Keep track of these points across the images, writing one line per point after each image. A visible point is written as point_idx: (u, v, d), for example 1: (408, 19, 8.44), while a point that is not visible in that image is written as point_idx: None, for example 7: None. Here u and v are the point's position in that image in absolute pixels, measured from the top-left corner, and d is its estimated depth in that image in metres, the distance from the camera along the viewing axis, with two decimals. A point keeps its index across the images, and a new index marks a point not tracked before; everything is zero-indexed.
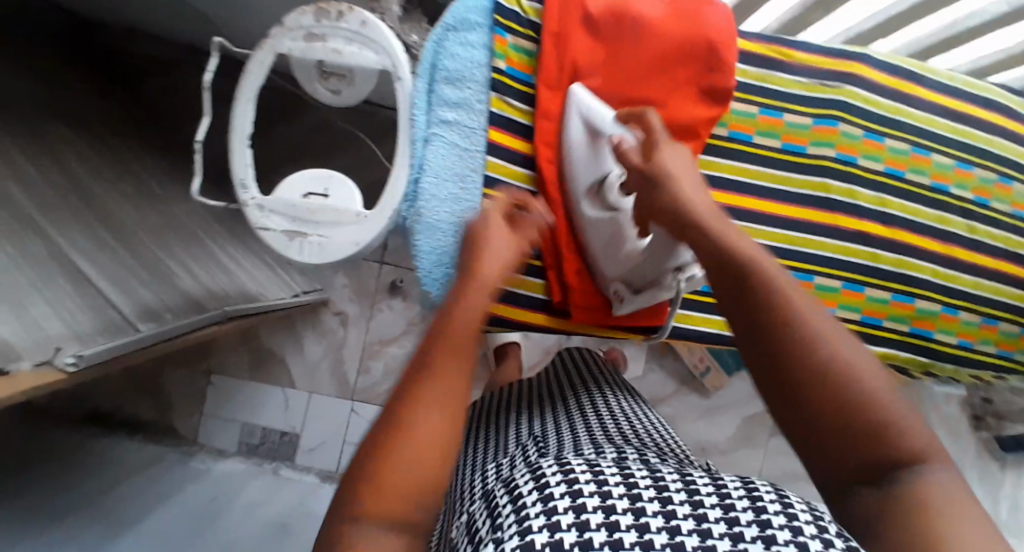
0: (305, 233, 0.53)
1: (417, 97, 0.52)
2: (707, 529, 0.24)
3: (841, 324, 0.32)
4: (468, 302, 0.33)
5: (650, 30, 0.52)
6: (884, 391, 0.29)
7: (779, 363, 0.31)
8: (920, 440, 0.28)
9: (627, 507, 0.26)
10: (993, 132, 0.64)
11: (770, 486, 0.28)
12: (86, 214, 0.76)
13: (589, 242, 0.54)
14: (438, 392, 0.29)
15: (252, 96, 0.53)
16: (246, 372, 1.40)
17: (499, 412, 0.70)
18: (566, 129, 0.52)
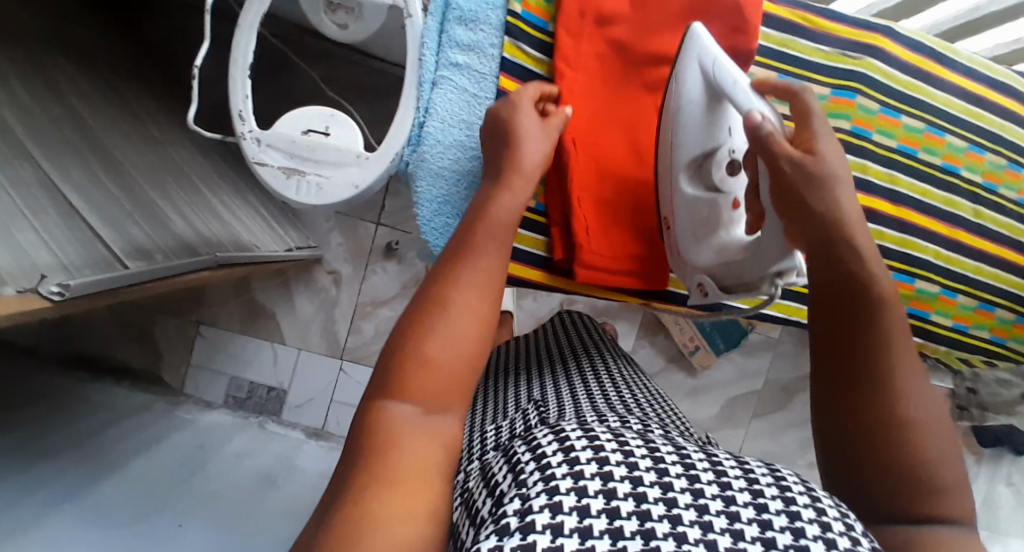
0: (303, 171, 0.51)
1: (428, 37, 0.50)
2: (711, 520, 0.24)
3: (928, 391, 0.37)
4: (470, 274, 0.37)
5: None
6: (939, 448, 0.34)
7: (860, 403, 0.37)
8: (955, 497, 0.33)
9: (632, 488, 0.26)
10: (1010, 119, 0.63)
11: (774, 477, 0.29)
12: (78, 146, 0.73)
13: (676, 221, 0.52)
14: (443, 351, 0.33)
15: (256, 23, 0.51)
16: (236, 326, 1.39)
17: (498, 373, 0.69)
18: (682, 84, 0.48)
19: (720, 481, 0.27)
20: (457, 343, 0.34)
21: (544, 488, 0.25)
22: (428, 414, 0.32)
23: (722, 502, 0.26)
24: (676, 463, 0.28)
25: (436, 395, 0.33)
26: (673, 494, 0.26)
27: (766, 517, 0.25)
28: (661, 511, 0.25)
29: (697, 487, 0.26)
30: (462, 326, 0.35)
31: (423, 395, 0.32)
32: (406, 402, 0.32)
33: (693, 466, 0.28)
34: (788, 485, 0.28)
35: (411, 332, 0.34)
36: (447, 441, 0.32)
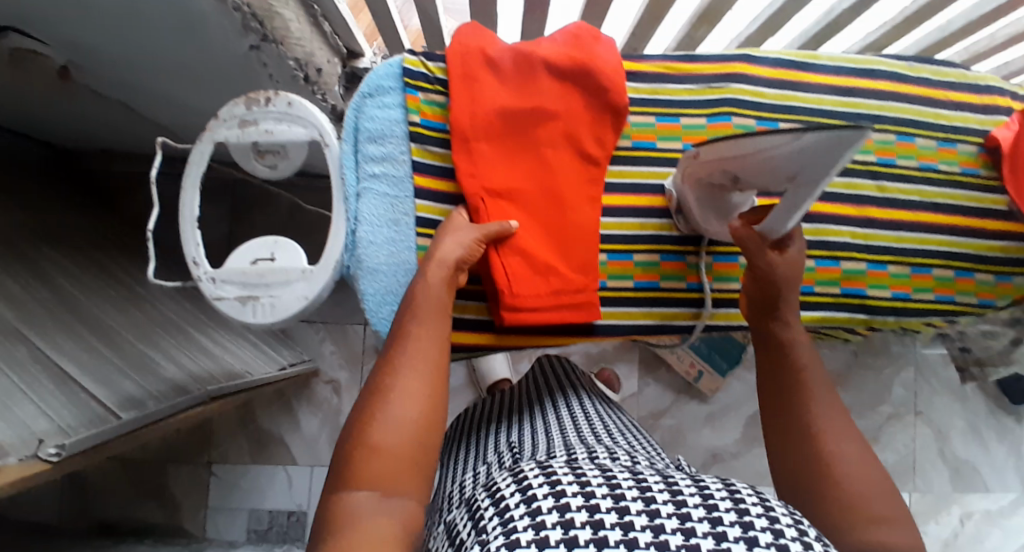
0: (256, 296, 0.56)
1: (345, 158, 0.58)
2: (659, 524, 0.34)
3: (868, 454, 0.45)
4: (407, 361, 0.45)
5: (548, 65, 0.59)
6: (864, 486, 0.43)
7: (801, 461, 0.46)
8: (891, 531, 0.41)
9: (584, 520, 0.34)
10: (884, 99, 0.68)
11: (727, 496, 0.37)
12: (67, 320, 0.80)
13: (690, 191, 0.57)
14: (391, 436, 0.41)
15: (197, 181, 0.58)
16: (247, 457, 1.39)
17: (480, 419, 0.75)
18: (743, 146, 0.46)
19: (648, 508, 0.35)
20: (402, 427, 0.41)
21: (505, 541, 0.33)
22: (384, 497, 0.39)
23: (679, 520, 0.34)
24: (636, 499, 0.36)
25: (395, 477, 0.40)
26: (629, 518, 0.34)
27: (722, 531, 0.33)
28: (617, 535, 0.33)
29: (656, 523, 0.34)
30: (405, 409, 0.42)
31: (380, 481, 0.39)
32: (364, 489, 0.39)
33: (653, 501, 0.36)
34: (755, 539, 0.33)
35: (362, 422, 0.42)
36: (406, 524, 0.38)
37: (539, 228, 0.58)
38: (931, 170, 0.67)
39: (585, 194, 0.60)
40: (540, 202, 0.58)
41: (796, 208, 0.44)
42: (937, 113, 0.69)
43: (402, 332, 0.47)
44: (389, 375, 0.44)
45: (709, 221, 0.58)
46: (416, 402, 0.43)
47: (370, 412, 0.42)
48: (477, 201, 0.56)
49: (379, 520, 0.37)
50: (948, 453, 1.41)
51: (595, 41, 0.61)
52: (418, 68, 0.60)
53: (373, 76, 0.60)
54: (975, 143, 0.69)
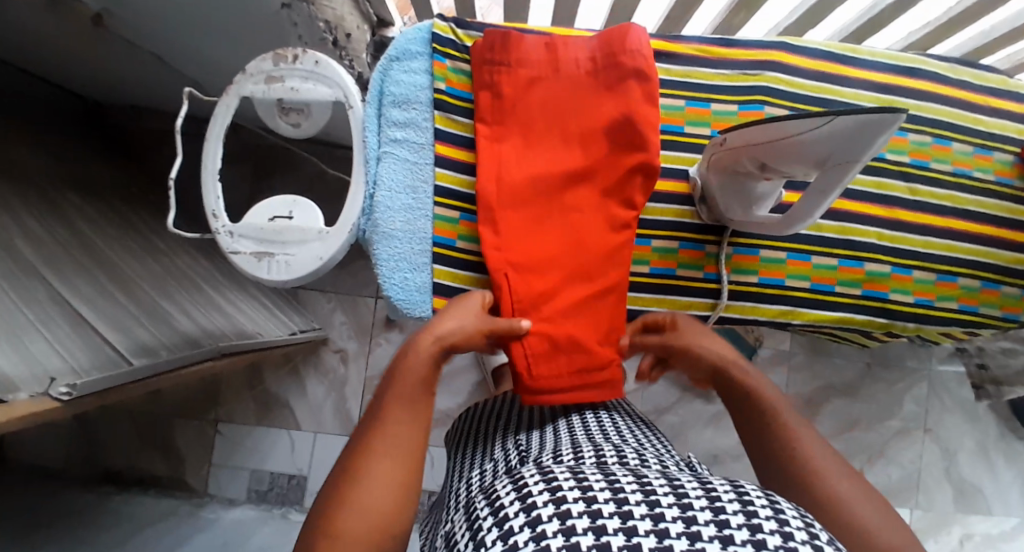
0: (272, 253, 0.56)
1: (369, 122, 0.57)
2: (663, 530, 0.30)
3: (868, 493, 0.39)
4: (381, 446, 0.40)
5: (579, 62, 0.57)
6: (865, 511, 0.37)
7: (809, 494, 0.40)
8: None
9: (587, 528, 0.30)
10: (924, 98, 0.66)
11: (731, 489, 0.34)
12: (86, 265, 0.81)
13: (716, 179, 0.55)
14: (352, 523, 0.36)
15: (221, 134, 0.58)
16: (252, 418, 1.42)
17: (491, 419, 0.68)
18: (777, 128, 0.44)
19: (652, 513, 0.31)
20: (370, 512, 0.36)
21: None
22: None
23: (683, 523, 0.30)
24: (640, 504, 0.32)
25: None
26: (632, 523, 0.31)
27: (728, 531, 0.30)
28: (620, 541, 0.29)
29: (661, 528, 0.30)
30: (375, 491, 0.37)
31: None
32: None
33: (658, 504, 0.32)
34: (764, 540, 0.29)
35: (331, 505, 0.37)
36: None
37: (554, 235, 0.57)
38: (966, 177, 0.65)
39: (609, 239, 0.57)
40: (559, 230, 0.57)
41: (823, 192, 0.44)
42: (978, 119, 0.66)
43: (376, 420, 0.43)
44: (362, 455, 0.40)
45: (731, 207, 0.56)
46: (392, 484, 0.38)
47: (339, 497, 0.37)
48: (497, 264, 0.55)
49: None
50: (954, 474, 1.38)
51: (640, 62, 0.56)
52: (448, 35, 0.59)
53: (401, 39, 0.59)
54: (1011, 152, 0.67)
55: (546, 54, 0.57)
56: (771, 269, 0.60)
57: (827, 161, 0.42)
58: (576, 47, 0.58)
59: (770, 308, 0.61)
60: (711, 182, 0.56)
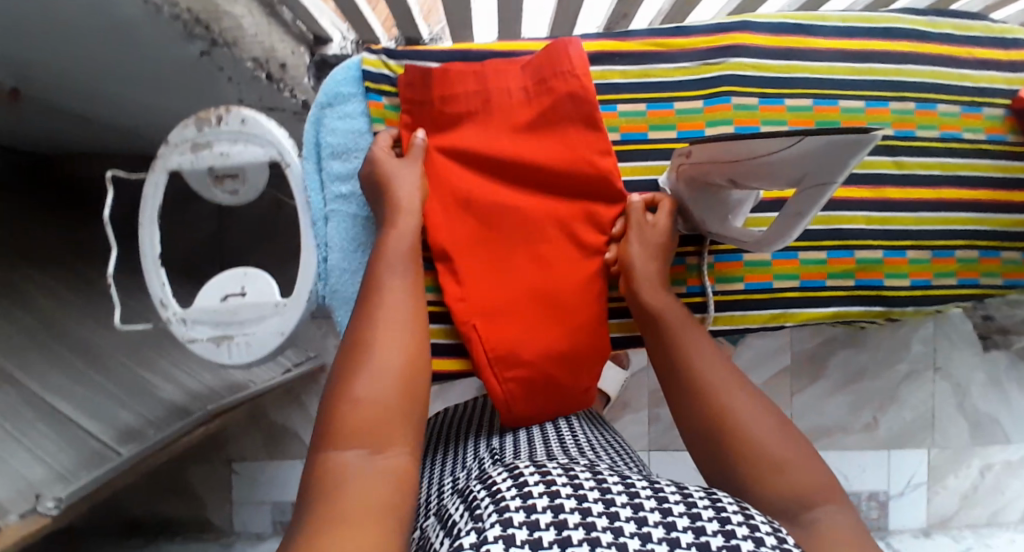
0: (230, 335, 0.53)
1: (309, 179, 0.54)
2: (647, 534, 0.28)
3: (797, 447, 0.41)
4: (382, 334, 0.41)
5: (512, 89, 0.54)
6: (792, 458, 0.39)
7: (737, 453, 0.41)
8: (833, 513, 0.36)
9: (577, 522, 0.28)
10: (903, 61, 0.61)
11: (704, 492, 0.34)
12: (59, 351, 0.79)
13: (688, 191, 0.51)
14: (351, 422, 0.36)
15: (154, 216, 0.54)
16: (263, 452, 1.39)
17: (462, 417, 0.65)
18: (747, 147, 0.40)
19: (636, 515, 0.30)
20: (383, 379, 0.38)
21: (497, 521, 0.28)
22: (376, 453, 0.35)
23: (665, 529, 0.29)
24: (625, 505, 0.31)
25: (383, 430, 0.36)
26: (619, 523, 0.29)
27: (705, 539, 0.29)
28: (609, 538, 0.28)
29: (645, 531, 0.29)
30: (381, 376, 0.38)
31: (367, 437, 0.35)
32: (350, 448, 0.34)
33: (641, 507, 0.31)
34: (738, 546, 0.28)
35: (345, 377, 0.39)
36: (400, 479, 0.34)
37: (516, 272, 0.53)
38: (955, 140, 0.61)
39: (580, 268, 0.53)
40: (520, 267, 0.53)
41: (799, 214, 0.41)
42: (962, 74, 0.61)
43: (374, 291, 0.44)
44: (367, 330, 0.41)
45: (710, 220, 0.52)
46: (396, 350, 0.40)
47: (350, 371, 0.39)
48: (463, 317, 0.52)
49: (365, 478, 0.33)
50: (969, 408, 1.36)
51: (573, 84, 0.52)
52: (380, 70, 0.55)
53: (330, 82, 0.54)
54: (1001, 106, 0.62)
55: (475, 84, 0.53)
56: (757, 272, 0.57)
57: (805, 182, 0.38)
58: (509, 73, 0.54)
59: (759, 315, 0.58)
60: (687, 196, 0.52)
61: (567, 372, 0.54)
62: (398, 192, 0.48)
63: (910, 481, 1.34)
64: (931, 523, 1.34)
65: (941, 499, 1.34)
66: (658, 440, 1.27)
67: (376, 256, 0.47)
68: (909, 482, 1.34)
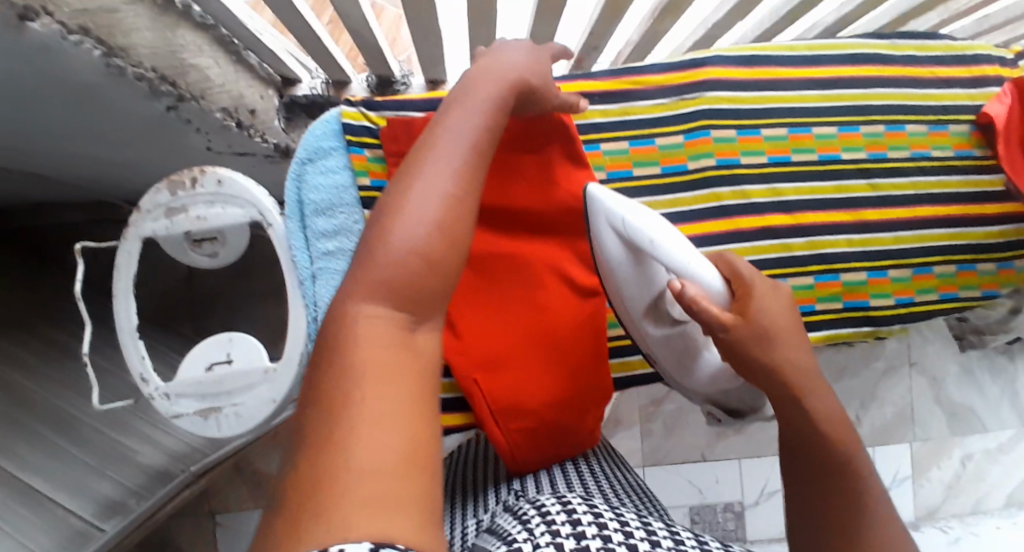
0: (218, 407, 0.51)
1: (293, 237, 0.51)
2: None
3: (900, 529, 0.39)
4: (424, 189, 0.29)
5: None
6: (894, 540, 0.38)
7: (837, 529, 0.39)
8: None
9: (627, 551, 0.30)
10: (869, 86, 0.63)
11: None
12: (25, 425, 0.75)
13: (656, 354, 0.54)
14: (381, 278, 0.26)
15: (129, 287, 0.52)
16: (250, 500, 1.26)
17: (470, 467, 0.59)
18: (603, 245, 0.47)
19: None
20: (417, 233, 0.27)
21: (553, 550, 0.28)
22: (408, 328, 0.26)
23: None
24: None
25: (417, 298, 0.27)
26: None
27: None
28: None
29: None
30: (420, 230, 0.28)
31: (400, 296, 0.26)
32: (376, 306, 0.26)
33: None
34: None
35: (378, 222, 0.29)
36: (417, 384, 0.24)
37: (515, 319, 0.52)
38: (924, 159, 0.63)
39: (578, 311, 0.54)
40: (520, 314, 0.52)
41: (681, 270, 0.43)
42: (926, 94, 0.64)
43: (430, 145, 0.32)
44: (405, 189, 0.30)
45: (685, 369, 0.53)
46: (436, 213, 0.29)
47: (386, 214, 0.29)
48: (465, 371, 0.50)
49: (389, 355, 0.24)
50: (945, 400, 1.40)
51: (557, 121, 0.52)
52: (361, 122, 0.54)
53: (311, 137, 0.54)
54: (966, 122, 0.65)
55: None
56: None
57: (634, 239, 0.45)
58: None
59: None
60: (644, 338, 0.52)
61: (574, 418, 0.53)
62: (503, 66, 0.40)
63: (896, 476, 1.37)
64: (921, 518, 1.37)
65: (927, 491, 1.38)
66: (653, 456, 1.25)
67: (436, 119, 0.35)
68: (895, 476, 1.37)
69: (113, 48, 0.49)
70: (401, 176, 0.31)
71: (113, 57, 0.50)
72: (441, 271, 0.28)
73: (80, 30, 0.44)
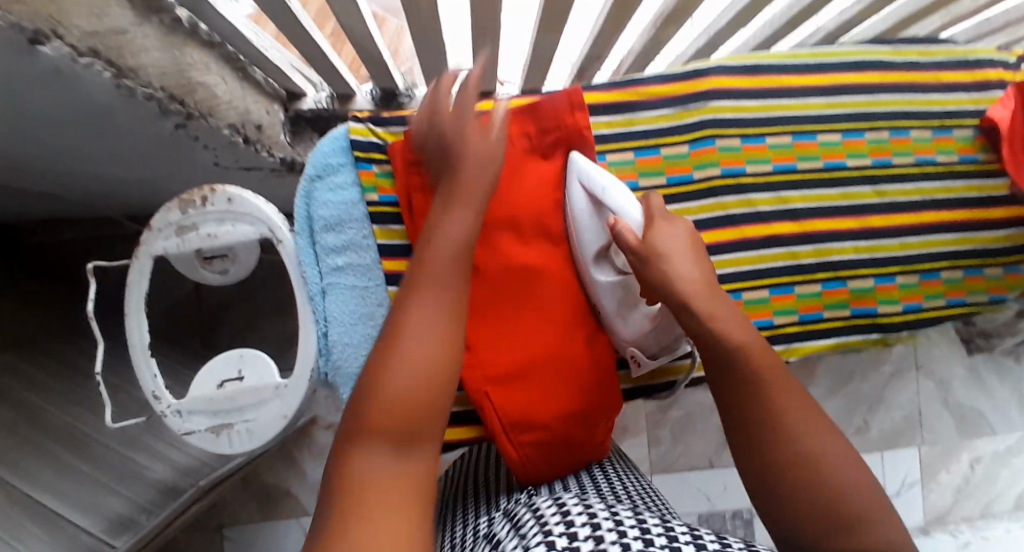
0: (230, 423, 0.51)
1: (303, 254, 0.51)
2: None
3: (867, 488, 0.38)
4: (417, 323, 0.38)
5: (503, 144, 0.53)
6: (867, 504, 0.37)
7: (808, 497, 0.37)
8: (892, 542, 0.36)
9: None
10: (872, 93, 0.63)
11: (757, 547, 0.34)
12: (32, 437, 0.74)
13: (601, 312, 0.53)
14: (384, 416, 0.34)
15: (141, 305, 0.52)
16: (256, 513, 1.25)
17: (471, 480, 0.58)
18: (569, 198, 0.52)
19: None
20: (410, 376, 0.36)
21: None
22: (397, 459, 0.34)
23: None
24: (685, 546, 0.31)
25: (406, 429, 0.35)
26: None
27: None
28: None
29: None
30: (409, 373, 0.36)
31: (393, 434, 0.34)
32: (379, 443, 0.34)
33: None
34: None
35: (378, 361, 0.37)
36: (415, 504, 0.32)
37: (525, 331, 0.52)
38: (929, 164, 0.63)
39: (584, 324, 0.54)
40: (528, 326, 0.53)
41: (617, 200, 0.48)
42: (929, 100, 0.64)
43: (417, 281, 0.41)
44: (400, 323, 0.38)
45: (627, 320, 0.52)
46: (429, 346, 0.37)
47: (382, 360, 0.37)
48: (476, 384, 0.51)
49: (392, 486, 0.32)
50: (952, 402, 1.39)
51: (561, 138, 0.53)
52: (368, 138, 0.55)
53: (319, 153, 0.54)
54: (970, 127, 0.65)
55: None
56: (758, 310, 0.59)
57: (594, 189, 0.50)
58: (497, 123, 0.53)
59: None
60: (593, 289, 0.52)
61: (586, 430, 0.53)
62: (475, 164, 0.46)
63: (905, 479, 1.36)
64: (932, 522, 1.35)
65: (937, 495, 1.36)
66: (660, 463, 1.24)
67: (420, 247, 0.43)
68: (904, 480, 1.36)
69: (122, 70, 0.49)
70: (399, 296, 0.40)
71: (123, 78, 0.50)
72: (433, 389, 0.37)
73: (90, 52, 0.44)
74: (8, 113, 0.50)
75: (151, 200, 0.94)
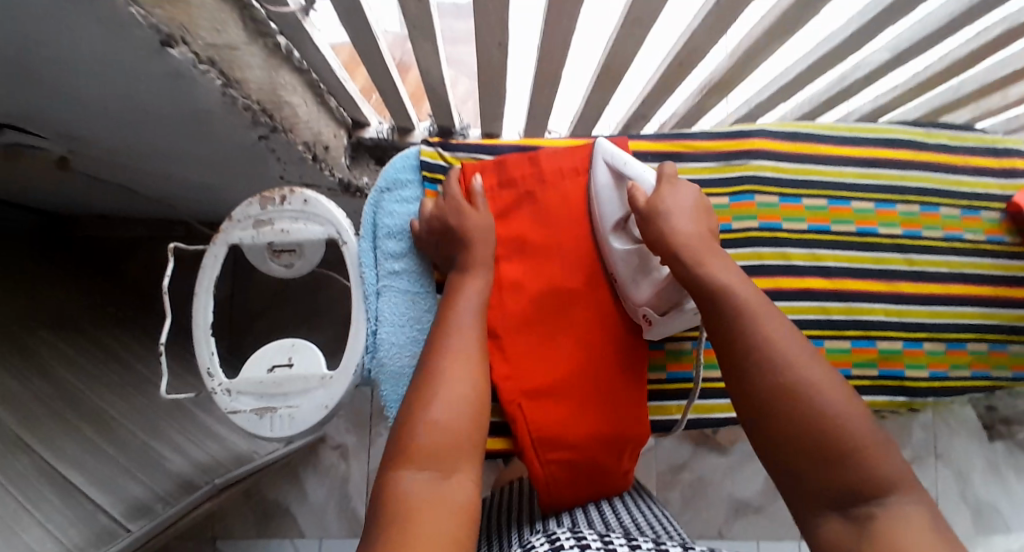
0: (274, 407, 0.53)
1: (364, 257, 0.56)
2: None
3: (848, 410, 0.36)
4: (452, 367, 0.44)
5: (558, 177, 0.59)
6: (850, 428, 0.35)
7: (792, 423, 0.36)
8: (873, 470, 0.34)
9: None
10: (903, 169, 0.67)
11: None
12: (66, 415, 0.77)
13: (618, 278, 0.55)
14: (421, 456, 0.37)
15: (210, 288, 0.56)
16: (252, 529, 1.23)
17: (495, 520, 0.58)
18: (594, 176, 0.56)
19: None
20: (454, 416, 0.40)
21: None
22: (439, 479, 0.36)
23: None
24: None
25: (444, 462, 0.37)
26: None
27: None
28: None
29: None
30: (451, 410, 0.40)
31: (430, 465, 0.37)
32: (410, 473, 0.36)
33: None
34: None
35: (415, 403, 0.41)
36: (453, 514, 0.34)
37: (560, 349, 0.55)
38: (957, 240, 0.66)
39: (616, 350, 0.56)
40: (566, 345, 0.55)
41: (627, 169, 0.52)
42: (958, 181, 0.68)
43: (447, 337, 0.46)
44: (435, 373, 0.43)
45: (639, 287, 0.53)
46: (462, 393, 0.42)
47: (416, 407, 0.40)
48: (510, 395, 0.53)
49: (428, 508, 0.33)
50: (971, 496, 1.32)
51: None
52: (437, 161, 0.60)
53: (391, 168, 0.59)
54: (997, 209, 0.68)
55: (530, 168, 0.59)
56: None
57: (616, 165, 0.54)
58: (555, 159, 0.59)
59: None
60: (611, 257, 0.55)
61: (609, 456, 0.54)
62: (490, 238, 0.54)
63: None
64: None
65: None
66: None
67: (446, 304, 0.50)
68: None
69: (231, 80, 0.55)
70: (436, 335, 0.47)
71: (230, 88, 0.55)
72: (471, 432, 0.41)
73: (208, 61, 0.49)
74: (123, 105, 0.55)
75: (208, 204, 1.00)
